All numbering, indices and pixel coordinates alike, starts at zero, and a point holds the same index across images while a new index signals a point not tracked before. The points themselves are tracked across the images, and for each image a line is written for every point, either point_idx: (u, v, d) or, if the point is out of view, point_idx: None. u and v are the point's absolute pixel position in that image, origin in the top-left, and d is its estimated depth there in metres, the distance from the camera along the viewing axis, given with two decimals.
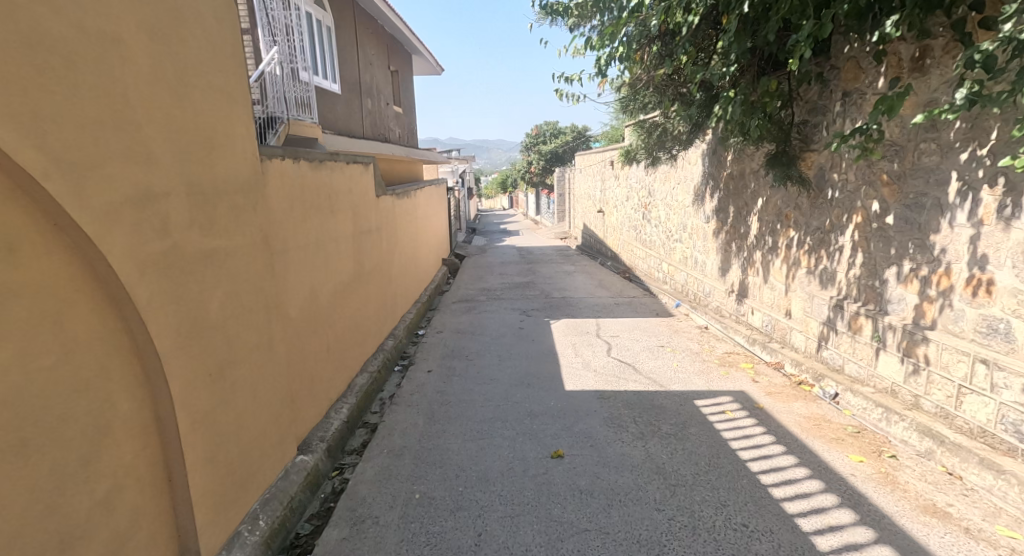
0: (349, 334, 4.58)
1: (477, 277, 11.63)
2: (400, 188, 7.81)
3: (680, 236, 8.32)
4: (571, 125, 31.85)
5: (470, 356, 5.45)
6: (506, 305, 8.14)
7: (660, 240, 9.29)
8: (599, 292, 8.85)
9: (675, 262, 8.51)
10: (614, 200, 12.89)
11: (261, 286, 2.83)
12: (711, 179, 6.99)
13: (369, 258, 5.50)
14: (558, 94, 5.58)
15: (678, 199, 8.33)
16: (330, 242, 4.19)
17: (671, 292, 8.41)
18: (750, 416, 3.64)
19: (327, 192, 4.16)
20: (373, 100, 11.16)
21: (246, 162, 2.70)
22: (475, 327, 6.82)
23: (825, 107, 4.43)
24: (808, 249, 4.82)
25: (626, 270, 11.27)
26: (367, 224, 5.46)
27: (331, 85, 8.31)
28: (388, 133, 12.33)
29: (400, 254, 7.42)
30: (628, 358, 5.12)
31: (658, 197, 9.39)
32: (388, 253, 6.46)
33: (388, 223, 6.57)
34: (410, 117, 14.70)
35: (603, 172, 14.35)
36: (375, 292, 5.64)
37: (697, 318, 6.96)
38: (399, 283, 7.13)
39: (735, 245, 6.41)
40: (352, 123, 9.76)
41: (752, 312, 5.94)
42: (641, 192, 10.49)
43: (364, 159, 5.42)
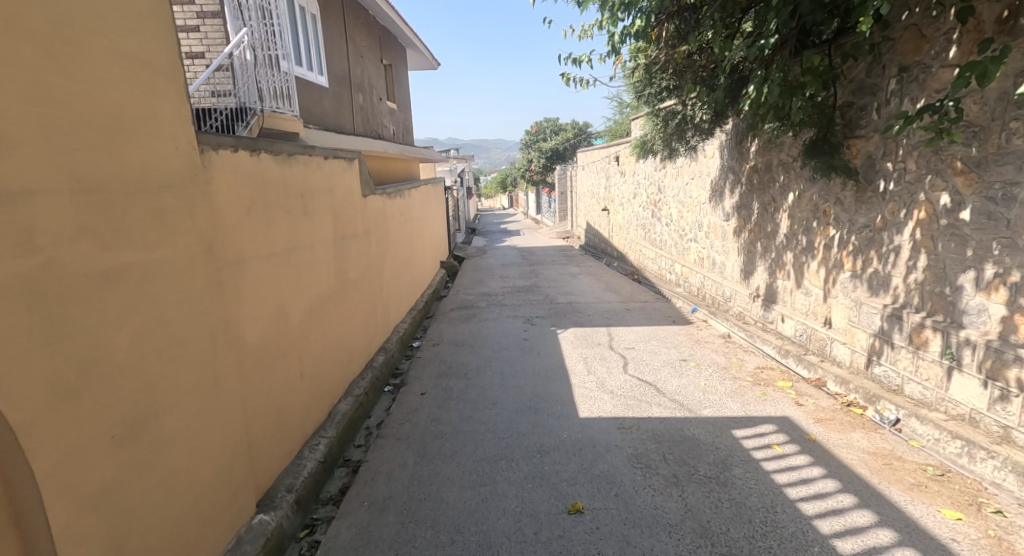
0: (329, 356, 3.99)
1: (477, 281, 11.03)
2: (392, 187, 7.21)
3: (695, 235, 7.74)
4: (572, 123, 31.26)
5: (470, 375, 4.85)
6: (509, 312, 7.54)
7: (673, 240, 8.71)
8: (607, 296, 8.26)
9: (690, 263, 7.93)
10: (621, 198, 12.32)
11: (204, 309, 2.25)
12: (732, 172, 6.42)
13: (355, 266, 4.91)
14: (564, 79, 4.98)
15: (693, 196, 7.75)
16: (304, 250, 3.61)
17: (685, 295, 7.83)
18: (803, 453, 3.05)
19: (300, 191, 3.57)
20: (365, 94, 10.57)
21: (178, 152, 2.12)
22: (475, 339, 6.23)
23: (875, 86, 3.84)
24: (853, 250, 4.22)
25: (634, 271, 10.69)
26: (353, 228, 4.88)
27: (317, 77, 7.73)
28: (382, 130, 11.74)
29: (393, 259, 6.82)
30: (648, 376, 4.52)
31: (670, 194, 8.81)
32: (377, 259, 5.86)
33: (377, 225, 5.98)
34: (405, 114, 14.12)
35: (607, 169, 13.78)
36: (361, 303, 5.05)
37: (717, 325, 6.37)
38: (391, 290, 6.54)
39: (760, 246, 5.82)
40: (342, 119, 9.18)
41: (783, 320, 5.35)
42: (650, 189, 9.91)
43: (348, 154, 4.82)
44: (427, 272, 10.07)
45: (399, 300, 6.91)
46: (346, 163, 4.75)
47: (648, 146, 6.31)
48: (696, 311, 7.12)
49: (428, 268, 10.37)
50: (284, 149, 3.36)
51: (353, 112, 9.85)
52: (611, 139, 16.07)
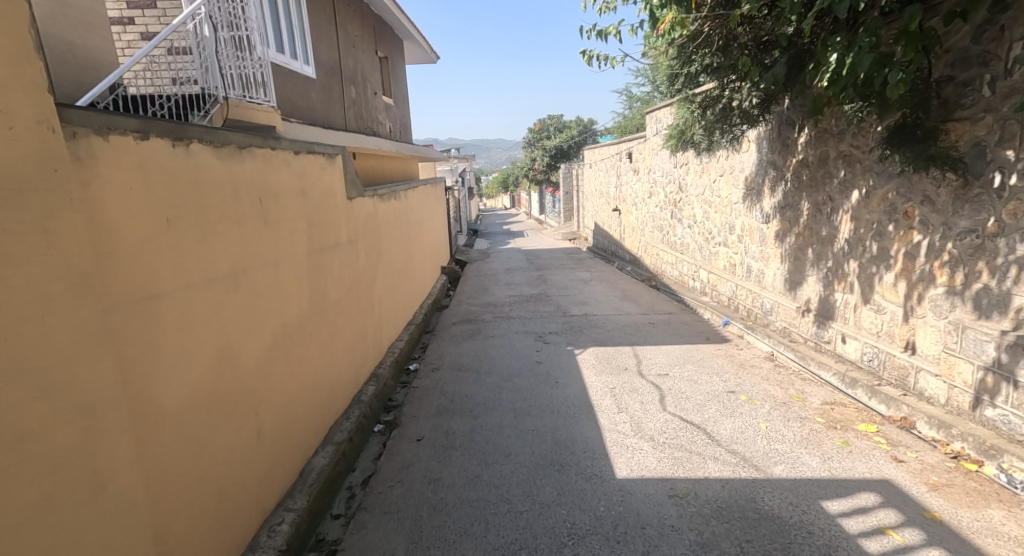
0: (300, 400, 3.19)
1: (481, 288, 10.24)
2: (385, 187, 6.41)
3: (725, 238, 6.97)
4: (576, 120, 30.45)
5: (477, 412, 4.05)
6: (518, 327, 6.75)
7: (698, 243, 7.90)
8: (626, 307, 7.46)
9: (719, 269, 7.15)
10: (634, 197, 11.53)
11: (69, 376, 1.47)
12: (773, 168, 5.65)
13: (337, 282, 4.11)
14: (586, 57, 4.19)
15: (724, 196, 6.94)
16: (263, 270, 2.81)
17: (714, 306, 7.05)
18: (934, 547, 2.25)
19: (257, 195, 2.78)
20: (359, 88, 9.83)
21: (8, 133, 1.34)
22: (480, 361, 5.42)
23: (988, 53, 3.02)
24: (948, 261, 3.42)
25: (651, 276, 9.92)
26: (333, 238, 4.08)
27: (300, 67, 7.02)
28: (377, 126, 11.00)
29: (386, 269, 6.02)
30: (693, 418, 3.72)
31: (694, 193, 8.04)
32: (365, 272, 5.05)
33: (366, 232, 5.19)
34: (403, 110, 13.40)
35: (617, 167, 13.05)
36: (344, 325, 4.24)
37: (757, 342, 5.58)
38: (385, 306, 5.75)
39: (811, 252, 5.02)
40: (331, 114, 8.40)
41: (844, 340, 4.53)
42: (669, 187, 9.16)
43: (327, 149, 4.02)
44: (427, 280, 9.31)
45: (393, 317, 6.11)
46: (325, 158, 3.96)
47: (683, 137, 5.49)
48: (729, 325, 6.31)
49: (428, 276, 9.62)
50: (231, 139, 2.56)
51: (344, 107, 9.08)
52: (620, 135, 15.28)
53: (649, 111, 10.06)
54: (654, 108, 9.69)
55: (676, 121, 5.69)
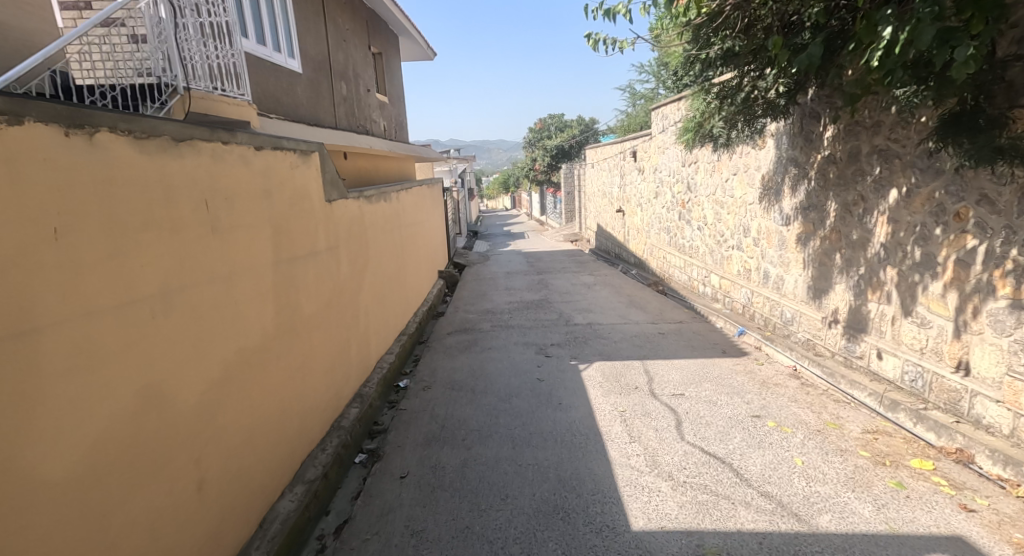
0: (262, 435, 2.74)
1: (480, 294, 9.78)
2: (373, 188, 5.96)
3: (739, 241, 6.54)
4: (578, 120, 29.98)
5: (471, 442, 3.60)
6: (518, 337, 6.30)
7: (711, 247, 7.43)
8: (634, 316, 7.00)
9: (733, 274, 6.76)
10: (640, 198, 11.06)
11: None
12: (795, 165, 5.20)
13: (312, 295, 3.66)
14: (592, 41, 3.74)
15: (740, 197, 6.48)
16: (211, 286, 2.36)
17: (727, 314, 6.61)
18: None
19: (202, 197, 2.33)
20: (349, 84, 9.40)
21: None
22: (476, 378, 4.96)
23: None
24: (1012, 271, 2.96)
25: (658, 281, 9.48)
26: (307, 245, 3.63)
27: (284, 61, 6.78)
28: (370, 125, 10.58)
29: (374, 277, 5.57)
30: (716, 450, 3.25)
31: (706, 194, 7.59)
32: (349, 281, 4.60)
33: (350, 237, 4.75)
34: (398, 108, 12.97)
35: (621, 166, 12.62)
36: (321, 341, 3.79)
37: (778, 356, 5.13)
38: (371, 317, 5.29)
39: (840, 258, 4.56)
40: (319, 111, 7.98)
41: (880, 357, 4.07)
42: (677, 187, 8.76)
43: (300, 146, 3.57)
44: (423, 285, 8.88)
45: (382, 329, 5.65)
46: (296, 156, 3.52)
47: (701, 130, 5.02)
48: (746, 336, 5.85)
49: (424, 281, 9.20)
50: (165, 129, 2.12)
51: (335, 104, 8.66)
52: (624, 133, 14.81)
53: (656, 107, 9.60)
54: (661, 104, 9.25)
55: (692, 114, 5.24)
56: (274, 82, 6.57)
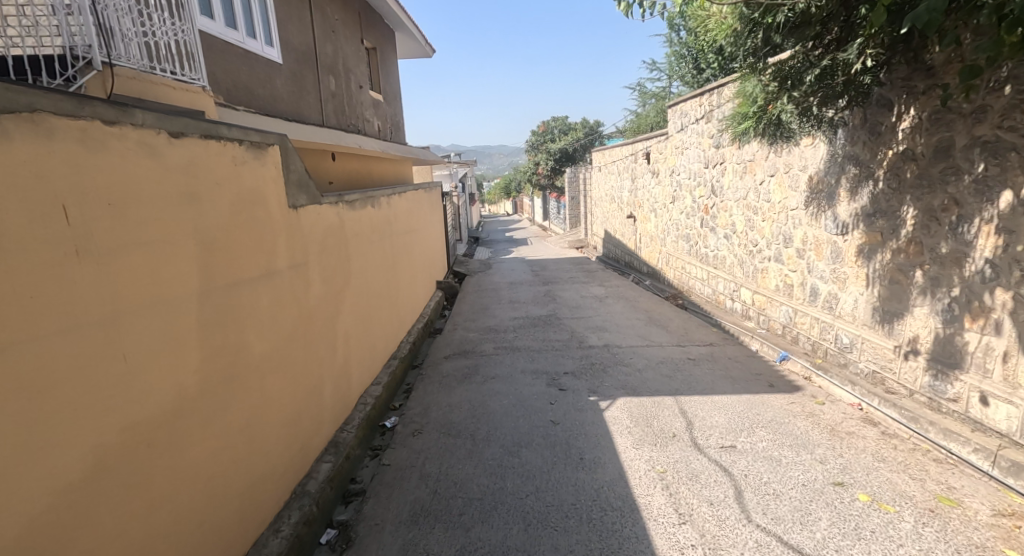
0: (174, 540, 1.93)
1: (482, 308, 8.97)
2: (359, 192, 5.18)
3: (779, 251, 5.76)
4: (582, 121, 29.30)
5: (475, 523, 2.80)
6: (526, 364, 5.48)
7: (742, 258, 6.66)
8: (656, 337, 6.21)
9: (770, 289, 5.97)
10: (656, 203, 10.25)
11: None
12: (854, 164, 4.40)
13: (266, 328, 2.86)
14: (625, 7, 2.97)
15: (780, 202, 5.67)
16: (63, 332, 1.60)
17: (765, 336, 5.82)
18: None
19: (52, 200, 1.59)
20: (339, 79, 8.67)
21: None
22: (479, 419, 4.15)
23: None
24: None
25: (678, 294, 8.70)
26: (260, 264, 2.83)
27: (260, 48, 6.06)
28: (364, 124, 9.84)
29: (357, 295, 4.76)
30: (799, 541, 2.45)
31: (736, 198, 6.78)
32: (322, 305, 3.80)
33: (325, 251, 3.95)
34: (395, 108, 12.25)
35: (633, 168, 11.86)
36: (280, 384, 2.99)
37: (836, 390, 4.33)
38: (352, 345, 4.48)
39: (920, 276, 3.76)
40: (302, 106, 7.21)
41: (985, 403, 3.25)
42: (700, 190, 7.98)
43: (250, 137, 2.79)
44: (419, 300, 8.10)
45: (365, 357, 4.83)
46: (245, 148, 2.73)
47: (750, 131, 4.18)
48: (791, 363, 5.06)
49: (421, 295, 8.43)
50: None
51: (321, 100, 7.90)
52: (635, 134, 14.07)
53: (676, 103, 8.80)
54: (682, 100, 8.45)
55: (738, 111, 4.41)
56: (247, 72, 5.80)
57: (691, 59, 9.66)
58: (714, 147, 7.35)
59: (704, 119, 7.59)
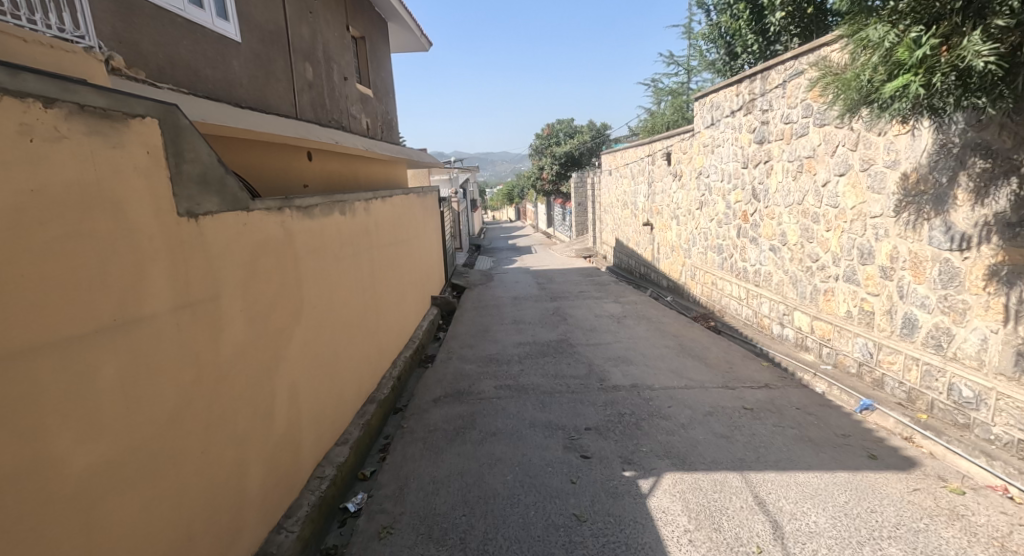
0: None
1: (483, 329, 7.84)
2: (323, 196, 4.07)
3: (852, 269, 4.64)
4: (589, 125, 28.20)
5: None
6: (538, 413, 4.33)
7: (795, 275, 5.57)
8: (694, 374, 5.10)
9: (838, 317, 4.85)
10: (680, 209, 9.12)
11: None
12: (985, 156, 3.25)
13: (106, 417, 1.74)
14: None
15: (856, 207, 4.52)
16: None
17: (833, 376, 4.69)
18: None
19: None
20: (318, 68, 7.61)
21: None
22: (474, 511, 3.01)
23: None
24: None
25: (709, 315, 7.58)
26: (96, 310, 1.72)
27: (209, 20, 5.00)
28: (349, 120, 8.78)
29: (311, 330, 3.64)
30: None
31: (787, 203, 5.69)
32: (247, 354, 2.67)
33: (254, 276, 2.82)
34: (387, 105, 11.20)
35: (650, 170, 10.78)
36: (142, 501, 1.86)
37: (963, 463, 3.19)
38: (300, 400, 3.35)
39: None
40: (269, 95, 6.13)
41: None
42: (739, 194, 6.88)
43: (79, 93, 1.69)
44: (407, 323, 6.98)
45: (323, 412, 3.69)
46: (57, 115, 1.62)
47: (891, 106, 3.03)
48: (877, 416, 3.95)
49: (411, 316, 7.32)
50: None
51: (295, 89, 6.82)
52: (650, 134, 13.01)
53: (705, 94, 7.75)
54: (715, 89, 7.34)
55: (857, 91, 3.24)
56: (191, 47, 4.72)
57: (723, 43, 8.49)
58: (758, 142, 6.23)
59: (744, 110, 6.52)
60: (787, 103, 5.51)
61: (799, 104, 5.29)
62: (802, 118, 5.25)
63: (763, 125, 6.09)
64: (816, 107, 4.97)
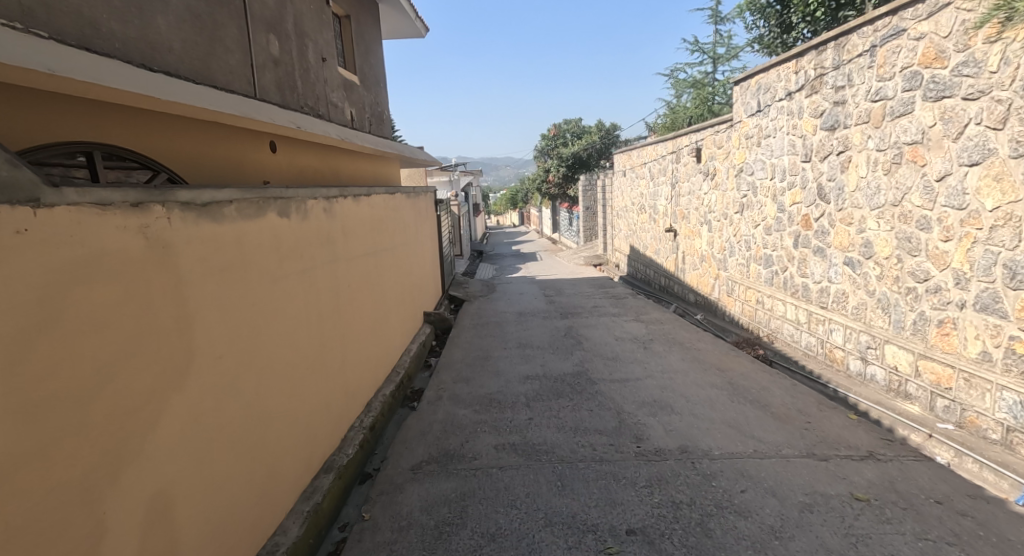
0: None
1: (482, 356, 6.55)
2: (253, 192, 2.83)
3: (992, 294, 3.35)
4: (597, 125, 26.96)
5: None
6: (557, 502, 3.08)
7: (887, 299, 4.29)
8: (763, 432, 3.81)
9: (964, 358, 3.56)
10: (713, 213, 7.86)
11: None
12: None
13: None
14: None
15: (1001, 208, 3.26)
16: None
17: (964, 443, 3.40)
18: None
19: None
20: (287, 42, 6.37)
21: None
22: None
23: None
24: None
25: (755, 340, 6.28)
26: None
27: None
28: (328, 108, 7.54)
29: (218, 392, 2.39)
30: None
31: (874, 204, 4.42)
32: (10, 476, 1.43)
33: (55, 325, 1.58)
34: (377, 95, 9.97)
35: (673, 169, 9.53)
36: None
37: None
38: (186, 512, 2.09)
39: None
40: (215, 68, 4.90)
41: None
42: (797, 193, 5.61)
43: None
44: (389, 351, 5.72)
45: (232, 516, 2.43)
46: None
47: None
48: None
49: (395, 342, 6.06)
50: None
51: (255, 65, 5.58)
52: (670, 130, 11.81)
53: (747, 76, 6.52)
54: (764, 67, 6.09)
55: None
56: None
57: None
58: (829, 128, 4.97)
59: (808, 89, 5.26)
60: (877, 74, 4.27)
61: (899, 74, 4.04)
62: (904, 92, 3.99)
63: (835, 106, 4.84)
64: (933, 75, 3.73)
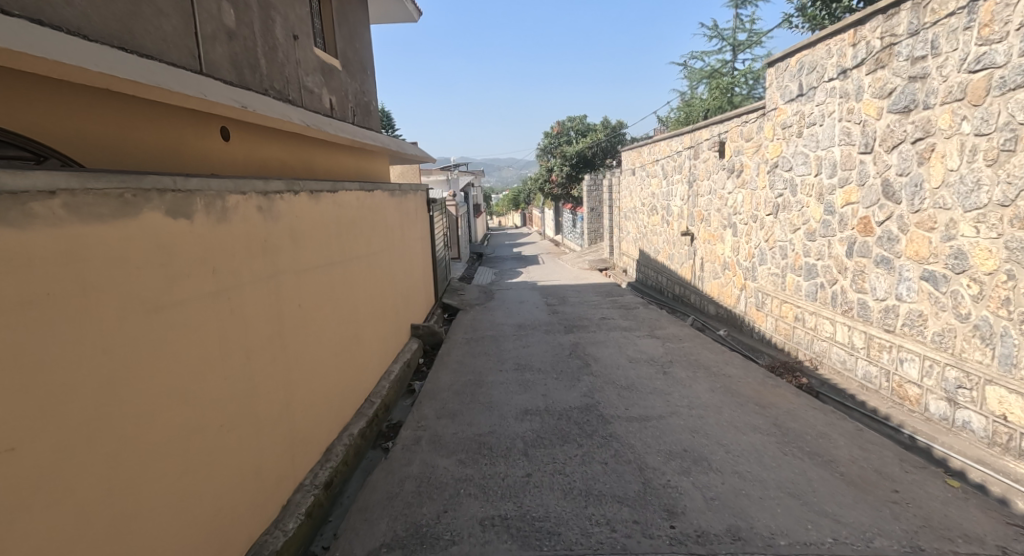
0: None
1: (473, 381, 5.58)
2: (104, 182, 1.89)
3: None
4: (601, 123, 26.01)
5: None
6: None
7: (989, 327, 3.33)
8: (837, 508, 2.85)
9: None
10: (739, 215, 6.89)
11: None
12: None
13: None
14: None
15: None
16: None
17: None
18: None
19: None
20: (247, 12, 5.40)
21: None
22: None
23: None
24: None
25: (795, 365, 5.30)
26: None
27: None
28: (299, 93, 6.58)
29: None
30: None
31: (970, 204, 3.45)
32: None
33: None
34: (362, 83, 9.00)
35: (690, 166, 8.57)
36: None
37: None
38: None
39: None
40: None
41: None
42: (853, 191, 4.64)
43: None
44: (360, 379, 4.74)
45: None
46: None
47: None
48: None
49: (370, 367, 5.08)
50: None
51: None
52: (683, 125, 10.86)
53: (785, 54, 5.56)
54: (809, 43, 5.14)
55: None
56: None
57: None
58: (902, 110, 4.01)
59: (872, 64, 4.29)
60: (979, 37, 3.32)
61: (1013, 33, 3.09)
62: (1022, 56, 3.05)
63: (912, 82, 3.88)
64: None
